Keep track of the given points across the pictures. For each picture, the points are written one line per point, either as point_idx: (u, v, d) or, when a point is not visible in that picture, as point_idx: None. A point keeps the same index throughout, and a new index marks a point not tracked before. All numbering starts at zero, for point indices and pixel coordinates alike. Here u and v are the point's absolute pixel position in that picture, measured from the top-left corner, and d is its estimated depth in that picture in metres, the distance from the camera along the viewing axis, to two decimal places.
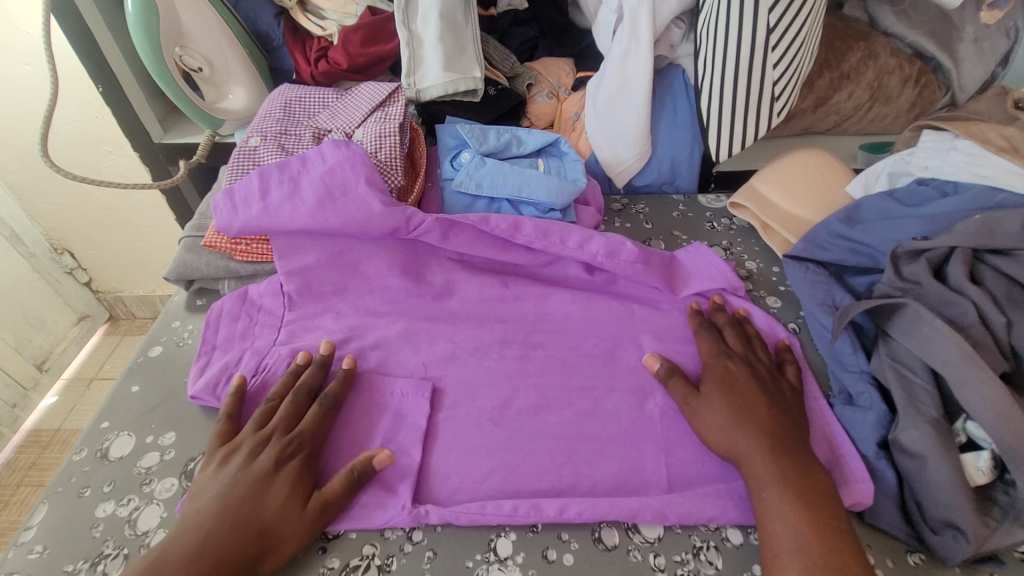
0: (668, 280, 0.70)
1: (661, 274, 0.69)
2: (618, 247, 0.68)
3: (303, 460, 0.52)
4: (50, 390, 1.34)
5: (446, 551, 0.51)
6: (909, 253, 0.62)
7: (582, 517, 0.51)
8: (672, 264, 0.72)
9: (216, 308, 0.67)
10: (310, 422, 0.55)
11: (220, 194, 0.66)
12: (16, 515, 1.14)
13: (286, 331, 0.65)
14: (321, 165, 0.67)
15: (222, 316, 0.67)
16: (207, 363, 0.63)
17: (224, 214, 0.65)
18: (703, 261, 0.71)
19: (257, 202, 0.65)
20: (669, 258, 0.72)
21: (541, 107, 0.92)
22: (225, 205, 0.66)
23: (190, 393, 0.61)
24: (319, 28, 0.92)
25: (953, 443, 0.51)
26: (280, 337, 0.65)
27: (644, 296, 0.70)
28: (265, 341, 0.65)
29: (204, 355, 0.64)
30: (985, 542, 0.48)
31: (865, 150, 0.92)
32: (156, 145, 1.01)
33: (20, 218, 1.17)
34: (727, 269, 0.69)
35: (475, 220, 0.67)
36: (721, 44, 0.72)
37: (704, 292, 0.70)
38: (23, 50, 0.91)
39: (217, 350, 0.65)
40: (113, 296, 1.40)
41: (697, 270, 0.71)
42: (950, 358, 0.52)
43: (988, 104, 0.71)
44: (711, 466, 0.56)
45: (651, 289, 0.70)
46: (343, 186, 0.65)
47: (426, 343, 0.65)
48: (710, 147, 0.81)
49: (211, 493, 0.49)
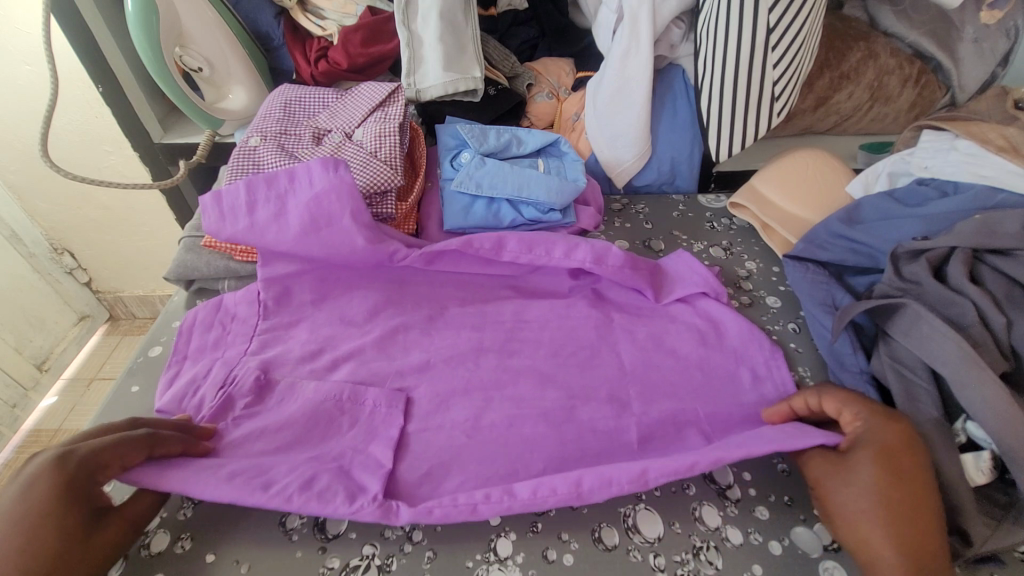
0: (653, 285, 0.71)
1: (647, 279, 0.70)
2: (605, 252, 0.68)
3: (60, 476, 0.44)
4: (50, 390, 1.34)
5: (446, 551, 0.51)
6: (909, 254, 0.62)
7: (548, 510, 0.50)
8: (657, 272, 0.73)
9: (191, 317, 0.66)
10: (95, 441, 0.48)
11: (209, 196, 0.66)
12: None
13: (257, 341, 0.64)
14: (309, 189, 0.65)
15: (195, 326, 0.66)
16: (177, 373, 0.62)
17: (213, 218, 0.65)
18: (687, 266, 0.72)
19: (244, 215, 0.65)
20: (654, 265, 0.73)
21: (541, 107, 0.92)
22: (213, 210, 0.65)
23: (156, 406, 0.60)
24: (319, 28, 0.92)
25: (952, 443, 0.51)
26: (250, 347, 0.64)
27: (628, 303, 0.71)
28: (235, 351, 0.63)
29: (175, 364, 0.63)
30: (986, 541, 0.48)
31: (865, 150, 0.92)
32: (156, 145, 1.01)
33: (20, 218, 1.17)
34: (709, 273, 0.70)
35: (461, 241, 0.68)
36: (721, 44, 0.72)
37: (687, 296, 0.70)
38: (24, 50, 0.91)
39: (188, 359, 0.64)
40: (113, 296, 1.40)
41: (680, 277, 0.72)
42: (950, 358, 0.52)
43: (988, 104, 0.71)
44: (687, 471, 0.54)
45: (636, 296, 0.71)
46: (329, 217, 0.65)
47: (427, 344, 0.65)
48: (711, 147, 0.81)
49: None
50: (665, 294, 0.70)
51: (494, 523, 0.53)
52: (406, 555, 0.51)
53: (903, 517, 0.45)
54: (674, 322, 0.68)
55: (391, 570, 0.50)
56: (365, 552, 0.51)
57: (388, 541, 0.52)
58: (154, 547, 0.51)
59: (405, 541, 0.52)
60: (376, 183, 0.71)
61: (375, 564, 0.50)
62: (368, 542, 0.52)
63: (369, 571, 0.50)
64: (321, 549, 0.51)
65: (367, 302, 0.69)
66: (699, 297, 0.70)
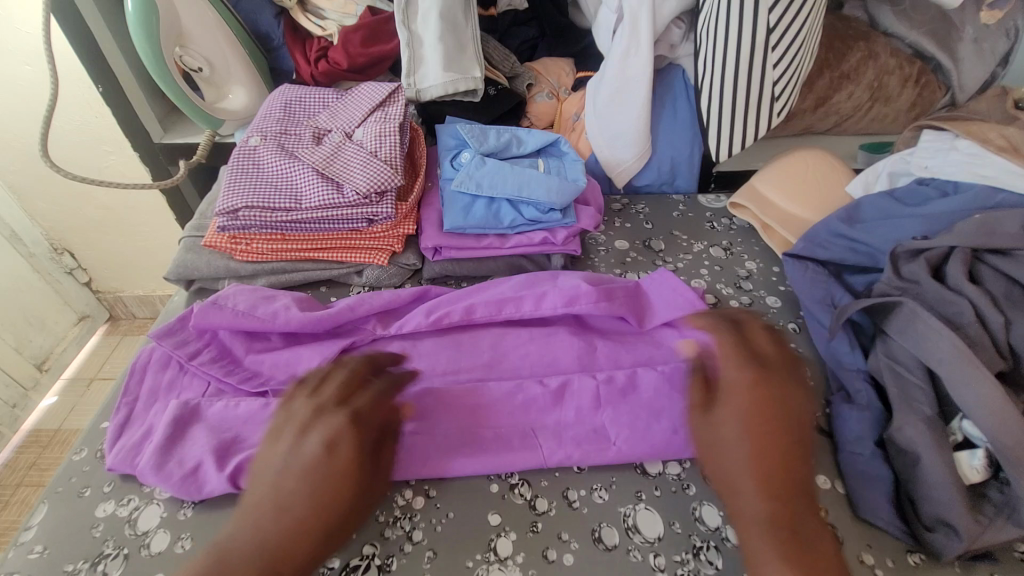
0: (635, 310, 0.67)
1: (628, 305, 0.67)
2: (577, 292, 0.66)
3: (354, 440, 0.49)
4: (50, 391, 1.33)
5: (446, 552, 0.51)
6: (908, 253, 0.62)
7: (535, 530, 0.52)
8: (637, 293, 0.70)
9: (147, 355, 0.63)
10: (366, 402, 0.52)
11: (203, 303, 0.63)
12: (16, 515, 1.13)
13: (216, 386, 0.61)
14: (349, 298, 0.67)
15: (150, 363, 0.63)
16: (129, 418, 0.59)
17: (206, 313, 0.62)
18: (669, 290, 0.69)
19: (256, 308, 0.64)
20: (635, 286, 0.70)
21: (541, 107, 0.92)
22: (214, 308, 0.63)
23: (108, 463, 0.56)
24: (319, 28, 0.92)
25: (946, 441, 0.52)
26: (209, 391, 0.60)
27: (610, 327, 0.68)
28: (193, 394, 0.60)
29: (126, 406, 0.60)
30: (977, 538, 0.48)
31: (865, 150, 0.92)
32: (156, 145, 1.01)
33: (20, 219, 1.17)
34: (693, 296, 0.68)
35: (456, 293, 0.69)
36: (721, 45, 0.72)
37: (670, 321, 0.67)
38: (23, 50, 0.91)
39: (140, 403, 0.60)
40: (113, 296, 1.40)
41: (663, 301, 0.68)
42: (946, 357, 0.52)
43: (987, 104, 0.71)
44: (671, 503, 0.54)
45: (620, 321, 0.68)
46: (354, 308, 0.66)
47: (426, 345, 0.65)
48: (710, 147, 0.81)
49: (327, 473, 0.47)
50: (648, 320, 0.67)
51: (493, 523, 0.53)
52: (406, 555, 0.51)
53: (773, 477, 0.46)
54: (657, 348, 0.65)
55: (392, 570, 0.50)
56: (365, 552, 0.51)
57: (388, 541, 0.52)
58: (154, 547, 0.51)
59: (405, 541, 0.52)
60: (376, 182, 0.71)
61: (375, 564, 0.50)
62: (368, 542, 0.52)
63: (369, 571, 0.50)
64: None
65: (343, 330, 0.66)
66: (684, 322, 0.67)
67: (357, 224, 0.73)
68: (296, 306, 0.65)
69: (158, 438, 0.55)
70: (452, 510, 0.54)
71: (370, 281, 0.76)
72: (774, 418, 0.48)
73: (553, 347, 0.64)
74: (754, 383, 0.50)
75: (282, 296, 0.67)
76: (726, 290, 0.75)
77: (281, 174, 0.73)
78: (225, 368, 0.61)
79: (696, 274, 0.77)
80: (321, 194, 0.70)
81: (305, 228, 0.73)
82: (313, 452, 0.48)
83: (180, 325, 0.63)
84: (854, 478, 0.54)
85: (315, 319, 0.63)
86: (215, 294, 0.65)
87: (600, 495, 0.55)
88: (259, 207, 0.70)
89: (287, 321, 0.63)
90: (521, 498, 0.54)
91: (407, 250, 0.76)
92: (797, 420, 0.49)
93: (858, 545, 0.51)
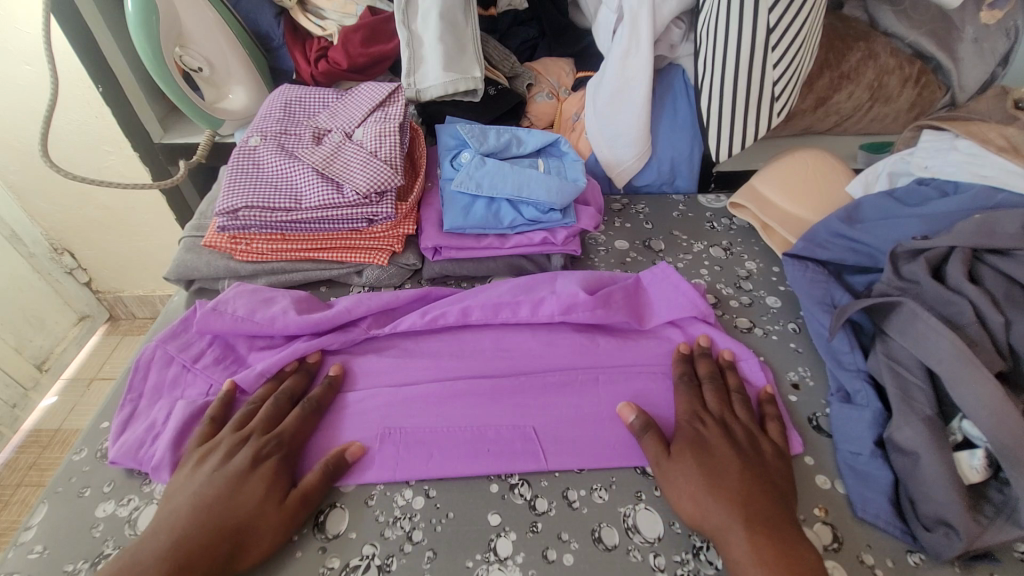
0: (635, 310, 0.67)
1: (629, 305, 0.67)
2: (576, 293, 0.66)
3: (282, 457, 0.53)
4: (50, 391, 1.33)
5: (445, 552, 0.51)
6: (908, 253, 0.62)
7: (535, 530, 0.52)
8: (638, 292, 0.70)
9: (148, 353, 0.62)
10: (289, 423, 0.55)
11: (204, 307, 0.63)
12: (16, 515, 1.13)
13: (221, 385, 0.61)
14: (347, 299, 0.67)
15: (152, 361, 0.62)
16: (132, 415, 0.59)
17: (206, 315, 0.63)
18: (671, 289, 0.69)
19: (255, 311, 0.64)
20: (635, 284, 0.70)
21: (541, 107, 0.92)
22: (212, 312, 0.63)
23: (110, 457, 0.56)
24: (319, 28, 0.92)
25: (947, 441, 0.52)
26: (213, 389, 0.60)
27: (611, 326, 0.68)
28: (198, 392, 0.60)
29: (130, 404, 0.60)
30: (977, 538, 0.48)
31: (865, 150, 0.92)
32: (156, 145, 1.01)
33: (20, 219, 1.17)
34: (695, 296, 0.67)
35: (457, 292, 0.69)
36: (721, 45, 0.72)
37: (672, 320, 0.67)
38: (23, 50, 0.91)
39: (144, 400, 0.60)
40: (113, 296, 1.40)
41: (664, 300, 0.68)
42: (945, 356, 0.52)
43: (988, 104, 0.71)
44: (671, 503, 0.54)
45: (621, 320, 0.68)
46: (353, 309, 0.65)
47: (426, 345, 0.65)
48: (711, 147, 0.81)
49: (189, 491, 0.49)
50: (649, 319, 0.67)
51: (493, 523, 0.53)
52: (406, 555, 0.51)
53: (751, 497, 0.48)
54: (658, 348, 0.65)
55: (391, 570, 0.50)
56: (365, 552, 0.51)
57: (388, 541, 0.52)
58: None
59: (405, 541, 0.52)
60: (376, 182, 0.70)
61: (375, 564, 0.50)
62: (368, 542, 0.52)
63: (368, 571, 0.50)
64: (321, 549, 0.51)
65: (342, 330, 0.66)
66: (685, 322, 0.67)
67: (356, 224, 0.73)
68: (293, 309, 0.65)
69: (164, 434, 0.55)
70: (453, 510, 0.54)
71: (370, 281, 0.76)
72: (696, 448, 0.53)
73: (553, 347, 0.64)
74: (698, 418, 0.55)
75: (281, 297, 0.67)
76: (726, 290, 0.75)
77: (281, 174, 0.73)
78: (230, 370, 0.62)
79: (696, 274, 0.77)
80: (320, 194, 0.70)
81: (305, 228, 0.73)
82: (239, 463, 0.51)
83: (183, 329, 0.64)
84: (854, 478, 0.54)
85: (315, 320, 0.63)
86: (216, 298, 0.65)
87: (600, 495, 0.55)
88: (259, 207, 0.70)
89: (286, 323, 0.63)
90: (521, 498, 0.54)
91: (407, 250, 0.76)
92: (742, 429, 0.55)
93: (859, 545, 0.51)
